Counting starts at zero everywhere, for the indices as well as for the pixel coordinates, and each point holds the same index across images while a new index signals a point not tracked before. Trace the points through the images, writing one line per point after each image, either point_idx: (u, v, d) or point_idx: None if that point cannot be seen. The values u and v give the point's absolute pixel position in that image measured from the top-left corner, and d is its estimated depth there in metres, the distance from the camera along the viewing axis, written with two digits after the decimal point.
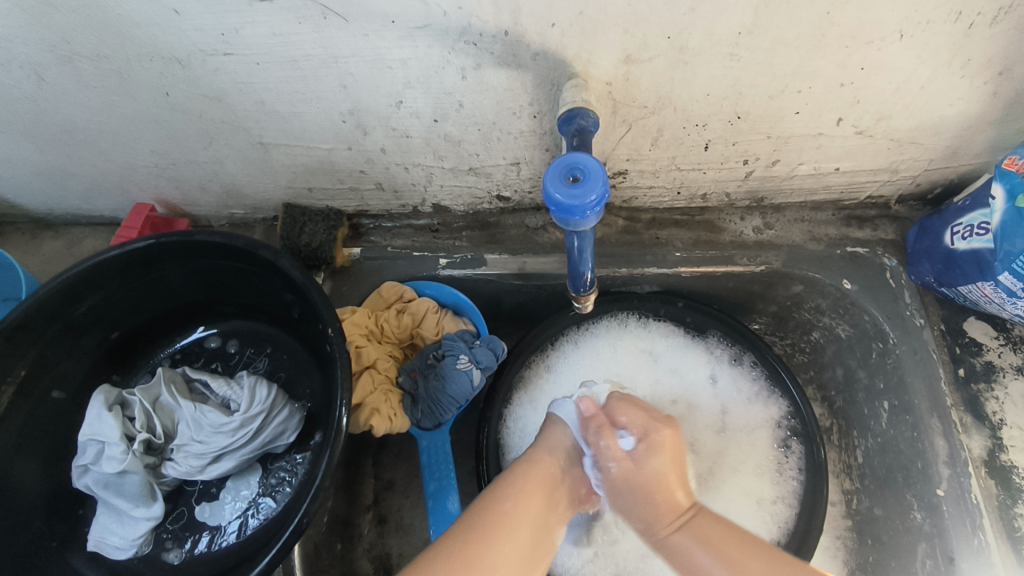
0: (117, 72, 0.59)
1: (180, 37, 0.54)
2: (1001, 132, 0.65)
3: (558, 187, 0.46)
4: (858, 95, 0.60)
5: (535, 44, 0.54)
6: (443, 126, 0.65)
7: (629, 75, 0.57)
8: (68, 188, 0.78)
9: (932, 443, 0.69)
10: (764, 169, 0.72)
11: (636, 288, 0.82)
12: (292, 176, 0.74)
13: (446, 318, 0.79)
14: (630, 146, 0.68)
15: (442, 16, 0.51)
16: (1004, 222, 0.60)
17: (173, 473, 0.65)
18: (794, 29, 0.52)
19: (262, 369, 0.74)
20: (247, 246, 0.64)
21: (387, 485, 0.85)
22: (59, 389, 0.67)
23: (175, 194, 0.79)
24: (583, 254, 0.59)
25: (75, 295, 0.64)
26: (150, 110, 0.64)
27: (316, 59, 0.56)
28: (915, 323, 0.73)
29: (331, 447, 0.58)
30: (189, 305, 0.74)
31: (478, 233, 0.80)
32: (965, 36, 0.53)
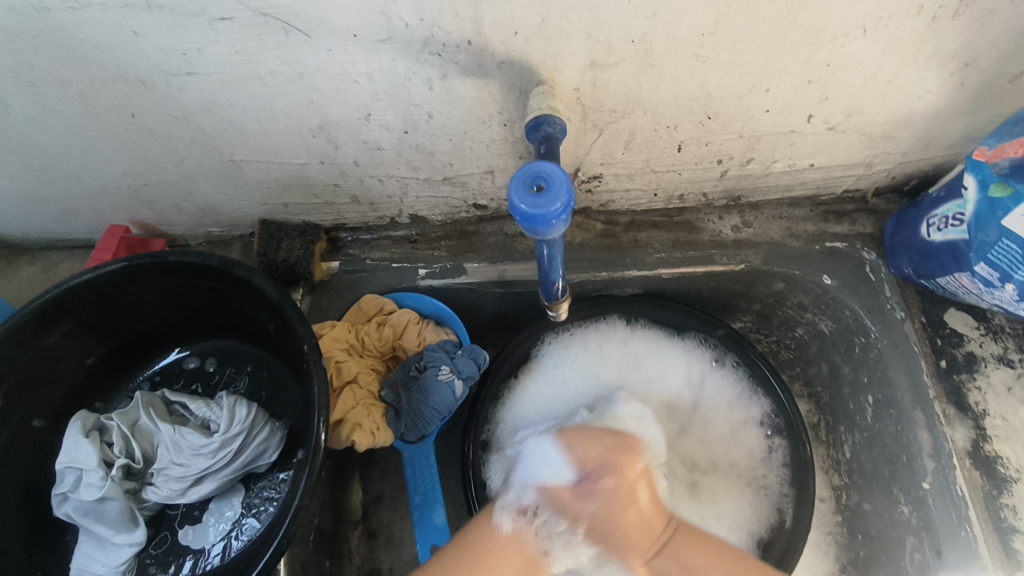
0: (81, 95, 0.58)
1: (142, 58, 0.53)
2: (973, 123, 0.65)
3: (523, 198, 0.45)
4: (826, 92, 0.60)
5: (500, 52, 0.53)
6: (414, 137, 0.65)
7: (596, 80, 0.57)
8: (41, 213, 0.77)
9: (916, 436, 0.69)
10: (739, 168, 0.72)
11: (619, 292, 0.82)
12: (267, 192, 0.74)
13: (428, 328, 0.78)
14: (603, 150, 0.68)
15: (405, 28, 0.51)
16: (978, 212, 0.60)
17: (154, 497, 0.65)
18: (757, 29, 0.52)
19: (242, 388, 0.74)
20: (221, 265, 0.63)
21: (375, 499, 0.84)
22: (40, 416, 0.67)
23: (150, 215, 0.78)
24: (553, 262, 0.58)
25: (49, 321, 0.64)
26: (117, 132, 0.63)
27: (281, 75, 0.56)
28: (895, 315, 0.73)
29: (310, 464, 0.58)
30: (167, 326, 0.74)
31: (457, 242, 0.80)
32: (928, 29, 0.53)
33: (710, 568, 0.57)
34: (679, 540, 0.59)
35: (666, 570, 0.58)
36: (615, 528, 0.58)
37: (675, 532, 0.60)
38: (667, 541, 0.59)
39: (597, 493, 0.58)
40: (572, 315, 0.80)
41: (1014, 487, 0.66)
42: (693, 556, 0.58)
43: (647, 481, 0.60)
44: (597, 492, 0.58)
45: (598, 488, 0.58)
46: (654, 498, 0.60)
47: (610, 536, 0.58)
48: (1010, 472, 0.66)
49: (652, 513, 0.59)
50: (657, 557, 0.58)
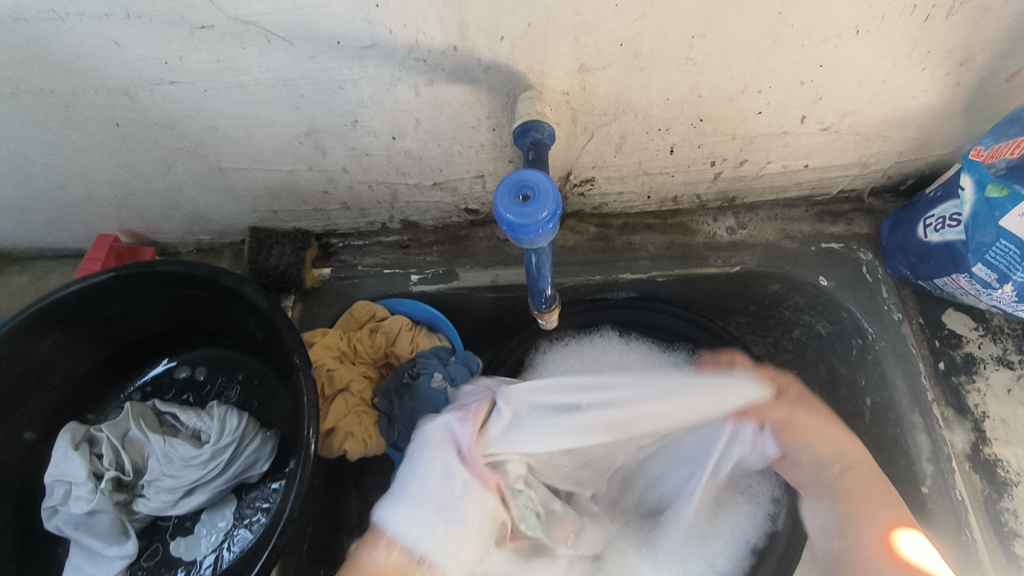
0: (64, 105, 0.57)
1: (124, 67, 0.53)
2: (969, 122, 0.64)
3: (509, 206, 0.44)
4: (820, 92, 0.59)
5: (486, 58, 0.53)
6: (402, 142, 0.64)
7: (585, 83, 0.56)
8: (29, 223, 0.77)
9: (914, 439, 0.68)
10: (733, 169, 0.71)
11: (612, 295, 0.81)
12: (256, 199, 0.73)
13: (421, 335, 0.78)
14: (594, 154, 0.67)
15: (389, 34, 0.50)
16: (975, 212, 0.59)
17: (145, 509, 0.64)
18: (747, 30, 0.51)
19: (233, 398, 0.73)
20: (209, 274, 0.63)
21: (370, 506, 0.83)
22: (30, 429, 0.67)
23: (140, 223, 0.78)
24: (541, 270, 0.57)
25: (37, 333, 0.63)
26: (102, 141, 0.62)
27: (266, 83, 0.55)
28: (893, 316, 0.72)
29: (302, 476, 0.57)
30: (157, 335, 0.73)
31: (449, 246, 0.79)
32: (922, 29, 0.52)
33: (874, 498, 0.58)
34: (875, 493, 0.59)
35: (861, 489, 0.58)
36: (793, 439, 0.63)
37: (862, 466, 0.60)
38: (847, 470, 0.60)
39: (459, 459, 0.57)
40: (568, 321, 0.79)
41: (1014, 490, 0.65)
42: (864, 486, 0.58)
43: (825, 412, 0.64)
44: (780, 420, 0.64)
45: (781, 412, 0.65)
46: (838, 433, 0.62)
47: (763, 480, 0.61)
48: (1010, 475, 0.66)
49: (833, 443, 0.61)
50: (825, 495, 0.61)
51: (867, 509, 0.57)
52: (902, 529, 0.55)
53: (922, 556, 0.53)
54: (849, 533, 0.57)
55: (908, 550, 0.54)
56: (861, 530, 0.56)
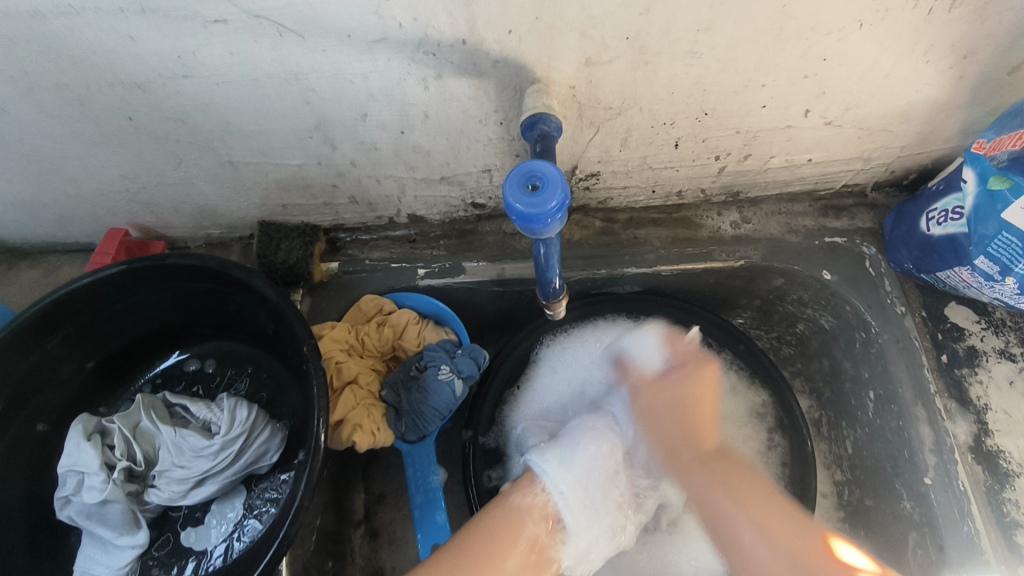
0: (78, 99, 0.58)
1: (138, 61, 0.54)
2: (972, 116, 0.64)
3: (518, 197, 0.45)
4: (823, 86, 0.60)
5: (494, 52, 0.53)
6: (410, 137, 0.65)
7: (591, 77, 0.57)
8: (41, 218, 0.78)
9: (917, 431, 0.68)
10: (737, 164, 0.72)
11: (618, 289, 0.82)
12: (265, 194, 0.74)
13: (428, 328, 0.78)
14: (600, 148, 0.68)
15: (399, 28, 0.51)
16: (977, 205, 0.60)
17: (156, 500, 0.65)
18: (752, 24, 0.51)
19: (242, 390, 0.74)
20: (219, 267, 0.64)
21: (378, 498, 0.85)
22: (43, 421, 0.67)
23: (149, 218, 0.78)
24: (550, 261, 0.58)
25: (49, 325, 0.64)
26: (114, 135, 0.63)
27: (277, 77, 0.56)
28: (896, 310, 0.72)
29: (311, 466, 0.58)
30: (167, 328, 0.74)
31: (456, 241, 0.80)
32: (925, 22, 0.52)
33: (741, 485, 0.60)
34: (722, 466, 0.62)
35: (709, 481, 0.60)
36: (690, 413, 0.64)
37: (721, 458, 0.63)
38: (713, 461, 0.62)
39: (679, 380, 0.65)
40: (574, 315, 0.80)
41: (1016, 481, 0.65)
42: (735, 476, 0.61)
43: (715, 389, 0.65)
44: (683, 368, 0.65)
45: (680, 359, 0.66)
46: (713, 413, 0.64)
47: (665, 415, 0.64)
48: (1012, 467, 0.66)
49: (704, 431, 0.63)
50: (694, 470, 0.62)
51: (760, 525, 0.56)
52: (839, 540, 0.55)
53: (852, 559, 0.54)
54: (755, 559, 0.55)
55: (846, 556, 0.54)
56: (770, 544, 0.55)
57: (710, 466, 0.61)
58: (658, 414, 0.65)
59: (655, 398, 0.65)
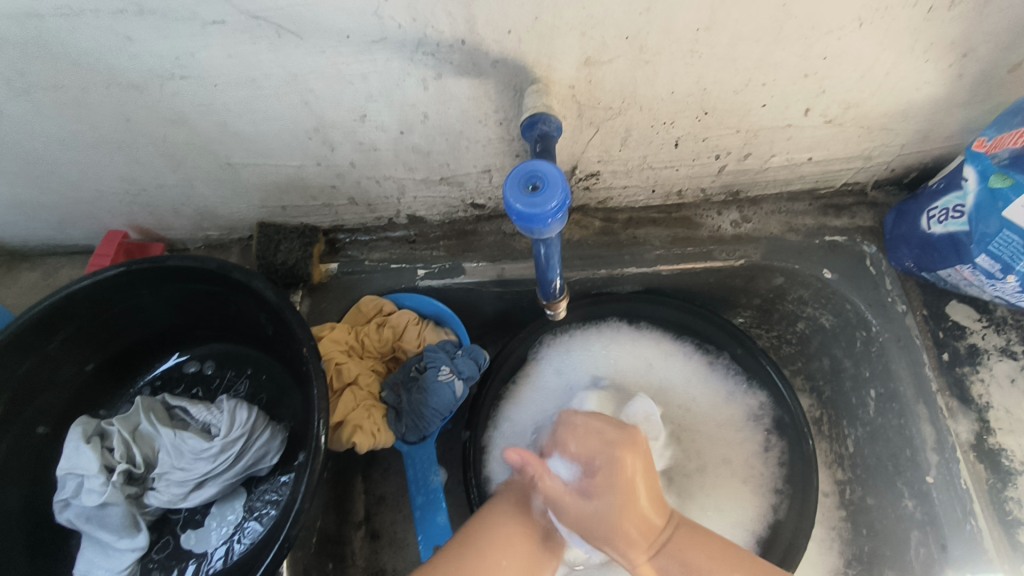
0: (76, 101, 0.58)
1: (136, 63, 0.53)
2: (972, 113, 0.64)
3: (518, 197, 0.45)
4: (824, 85, 0.59)
5: (494, 51, 0.53)
6: (409, 137, 0.64)
7: (591, 77, 0.57)
8: (40, 220, 0.78)
9: (919, 429, 0.69)
10: (737, 163, 0.71)
11: (618, 288, 0.81)
12: (264, 195, 0.74)
13: (428, 329, 0.78)
14: (600, 148, 0.67)
15: (397, 28, 0.50)
16: (978, 203, 0.60)
17: (156, 502, 0.65)
18: (753, 22, 0.51)
19: (242, 392, 0.74)
20: (219, 269, 0.63)
21: (378, 500, 0.84)
22: (43, 423, 0.67)
23: (149, 220, 0.78)
24: (550, 261, 0.58)
25: (49, 327, 0.64)
26: (113, 137, 0.63)
27: (276, 78, 0.56)
28: (897, 308, 0.72)
29: (311, 468, 0.57)
30: (167, 330, 0.74)
31: (455, 242, 0.80)
32: (925, 20, 0.52)
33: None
34: (680, 540, 0.55)
35: (686, 545, 0.54)
36: (622, 503, 0.54)
37: (674, 533, 0.55)
38: (665, 545, 0.54)
39: (602, 470, 0.55)
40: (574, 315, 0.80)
41: (1018, 479, 0.65)
42: (692, 553, 0.54)
43: (649, 474, 0.56)
44: (603, 488, 0.55)
45: (597, 485, 0.55)
46: (655, 496, 0.56)
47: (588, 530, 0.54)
48: (1014, 465, 0.66)
49: (653, 511, 0.55)
50: (650, 561, 0.54)
51: (724, 570, 0.52)
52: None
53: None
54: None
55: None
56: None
57: (663, 558, 0.53)
58: (578, 523, 0.54)
59: (570, 508, 0.55)
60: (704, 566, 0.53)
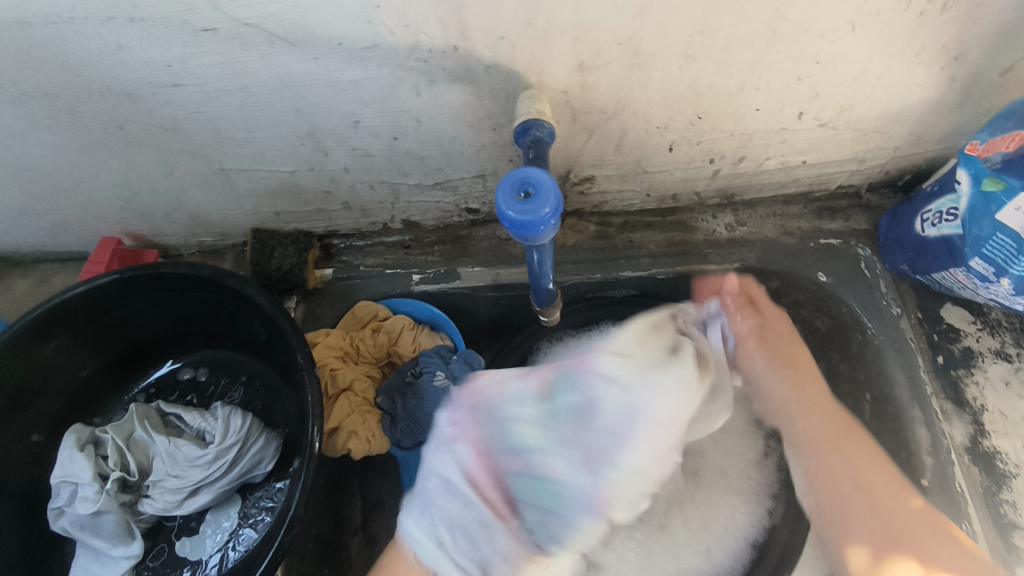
0: (69, 109, 0.58)
1: (128, 70, 0.53)
2: (965, 117, 0.64)
3: (511, 204, 0.45)
4: (817, 88, 0.59)
5: (486, 57, 0.53)
6: (403, 143, 0.64)
7: (584, 82, 0.57)
8: (33, 227, 0.77)
9: (914, 432, 0.68)
10: (731, 166, 0.72)
11: (613, 293, 0.79)
12: (258, 201, 0.73)
13: (422, 334, 0.77)
14: (594, 152, 0.67)
15: (390, 34, 0.50)
16: (972, 206, 0.60)
17: (151, 510, 0.64)
18: (745, 26, 0.51)
19: (237, 399, 0.73)
20: (213, 275, 0.63)
21: (374, 505, 0.82)
22: (37, 431, 0.67)
23: (143, 226, 0.78)
24: (544, 267, 0.58)
25: (41, 335, 0.63)
26: (106, 145, 0.63)
27: (269, 84, 0.56)
28: (892, 312, 0.72)
29: (306, 475, 0.57)
30: (161, 337, 0.74)
31: (450, 247, 0.80)
32: (917, 24, 0.52)
33: (856, 457, 0.59)
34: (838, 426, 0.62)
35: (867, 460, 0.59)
36: (795, 364, 0.66)
37: (851, 428, 0.62)
38: (840, 424, 0.62)
39: (789, 341, 0.67)
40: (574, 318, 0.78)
41: (1013, 482, 0.66)
42: (840, 439, 0.61)
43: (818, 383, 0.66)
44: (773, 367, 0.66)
45: (773, 344, 0.67)
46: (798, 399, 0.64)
47: None
48: (1009, 468, 0.66)
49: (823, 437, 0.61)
50: (813, 420, 0.63)
51: (852, 481, 0.58)
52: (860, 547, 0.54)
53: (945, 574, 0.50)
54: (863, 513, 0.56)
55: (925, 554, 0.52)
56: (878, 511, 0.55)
57: (831, 419, 0.62)
58: (734, 365, 0.68)
59: (759, 361, 0.67)
60: (815, 434, 0.62)
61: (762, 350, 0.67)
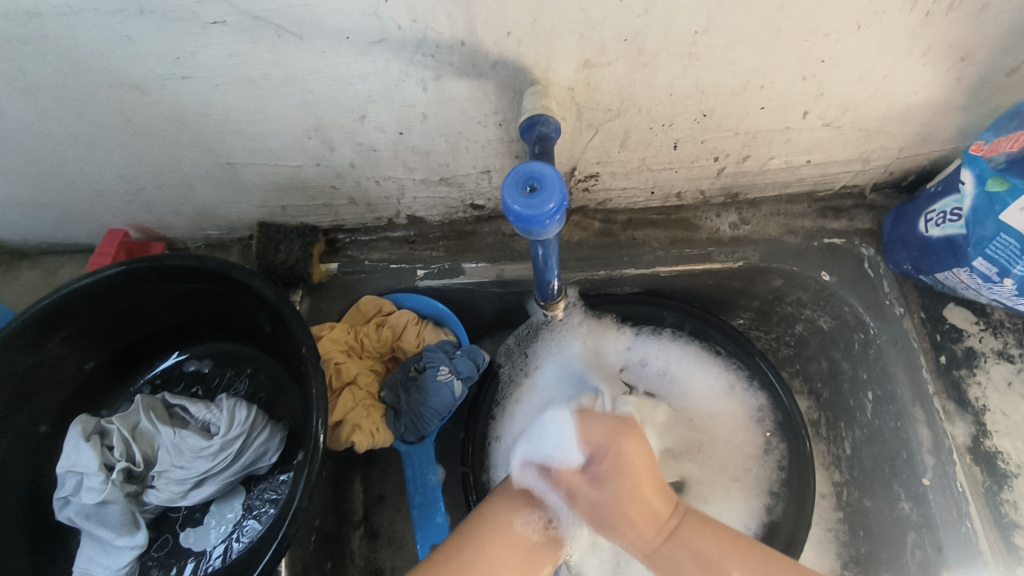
0: (78, 101, 0.58)
1: (137, 63, 0.54)
2: (970, 117, 0.64)
3: (516, 198, 0.45)
4: (821, 88, 0.60)
5: (493, 53, 0.54)
6: (409, 138, 0.65)
7: (590, 79, 0.57)
8: (40, 218, 0.78)
9: (915, 431, 0.68)
10: (736, 165, 0.72)
11: (617, 290, 0.81)
12: (264, 194, 0.74)
13: (427, 329, 0.79)
14: (599, 149, 0.68)
15: (397, 29, 0.51)
16: (976, 206, 0.60)
17: (156, 500, 0.65)
18: (750, 25, 0.52)
19: (242, 390, 0.74)
20: (218, 268, 0.64)
21: (377, 499, 0.84)
22: (44, 421, 0.68)
23: (149, 219, 0.79)
24: (548, 262, 0.58)
25: (48, 326, 0.64)
26: (114, 137, 0.64)
27: (276, 78, 0.56)
28: (895, 311, 0.72)
29: (309, 465, 0.58)
30: (167, 329, 0.74)
31: (455, 242, 0.80)
32: (922, 24, 0.52)
33: (722, 548, 0.54)
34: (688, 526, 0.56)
35: (677, 554, 0.54)
36: (635, 476, 0.56)
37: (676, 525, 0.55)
38: (676, 530, 0.55)
39: (605, 448, 0.58)
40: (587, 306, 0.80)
41: (1014, 482, 0.66)
42: (707, 538, 0.55)
43: (648, 454, 0.58)
44: (608, 474, 0.56)
45: (606, 470, 0.57)
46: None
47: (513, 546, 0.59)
48: (1010, 468, 0.66)
49: (654, 501, 0.56)
50: (660, 542, 0.54)
51: None
52: (789, 565, 0.53)
53: (808, 554, 0.53)
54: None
55: (806, 562, 0.53)
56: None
57: (674, 537, 0.55)
58: (610, 475, 0.56)
59: (598, 491, 0.56)
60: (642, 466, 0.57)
61: (633, 443, 0.58)
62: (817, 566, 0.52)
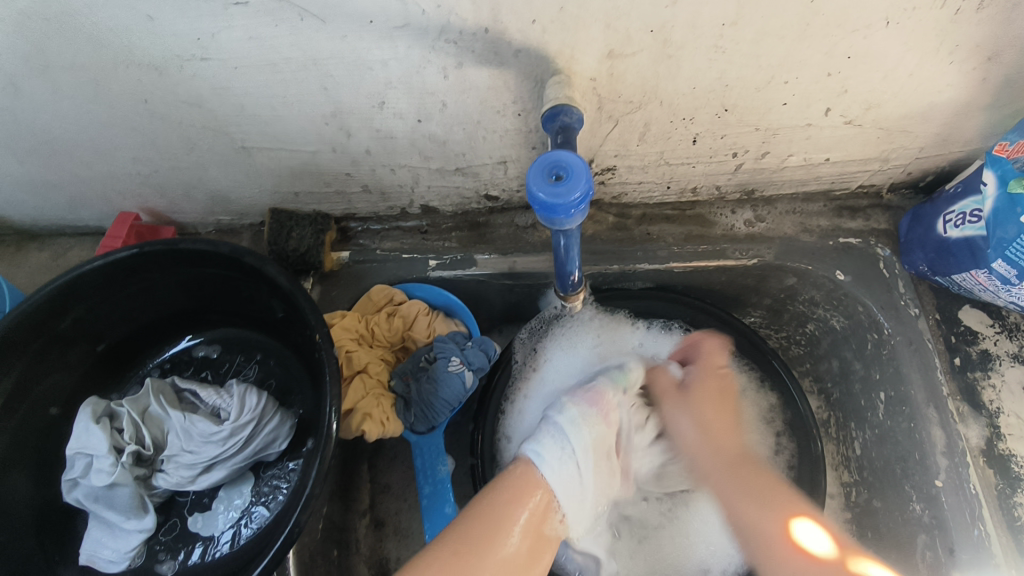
0: (94, 80, 0.58)
1: (156, 42, 0.53)
2: (991, 118, 0.64)
3: (542, 186, 0.45)
4: (846, 84, 0.59)
5: (517, 41, 0.53)
6: (427, 126, 0.64)
7: (613, 70, 0.57)
8: (52, 199, 0.77)
9: (930, 434, 0.68)
10: (754, 161, 0.71)
11: (629, 285, 0.81)
12: (278, 180, 0.73)
13: (438, 320, 0.78)
14: (617, 142, 0.67)
15: (421, 14, 0.50)
16: (997, 208, 0.60)
17: (165, 484, 0.65)
18: (778, 19, 0.51)
19: (252, 376, 0.73)
20: (232, 253, 0.63)
21: (383, 489, 0.84)
22: (55, 403, 0.67)
23: (160, 202, 0.78)
24: (570, 253, 0.58)
25: (60, 307, 0.63)
26: (130, 118, 0.63)
27: (296, 62, 0.56)
28: (910, 312, 0.72)
29: (322, 454, 0.57)
30: (177, 313, 0.74)
31: (467, 233, 0.80)
32: (951, 22, 0.52)
33: (768, 492, 0.56)
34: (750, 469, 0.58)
35: (725, 481, 0.58)
36: (705, 421, 0.62)
37: (745, 463, 0.59)
38: (738, 465, 0.59)
39: (698, 375, 0.67)
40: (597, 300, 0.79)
41: None
42: (752, 481, 0.57)
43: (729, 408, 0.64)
44: (695, 381, 0.66)
45: (696, 383, 0.66)
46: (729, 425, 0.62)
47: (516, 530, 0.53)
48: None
49: (724, 435, 0.61)
50: (716, 468, 0.59)
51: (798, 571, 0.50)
52: (800, 519, 0.54)
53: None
54: (744, 511, 0.55)
55: (803, 538, 0.53)
56: (761, 514, 0.55)
57: (732, 467, 0.58)
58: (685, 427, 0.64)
59: (680, 399, 0.65)
60: (710, 409, 0.63)
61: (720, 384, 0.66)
62: (827, 567, 0.50)
